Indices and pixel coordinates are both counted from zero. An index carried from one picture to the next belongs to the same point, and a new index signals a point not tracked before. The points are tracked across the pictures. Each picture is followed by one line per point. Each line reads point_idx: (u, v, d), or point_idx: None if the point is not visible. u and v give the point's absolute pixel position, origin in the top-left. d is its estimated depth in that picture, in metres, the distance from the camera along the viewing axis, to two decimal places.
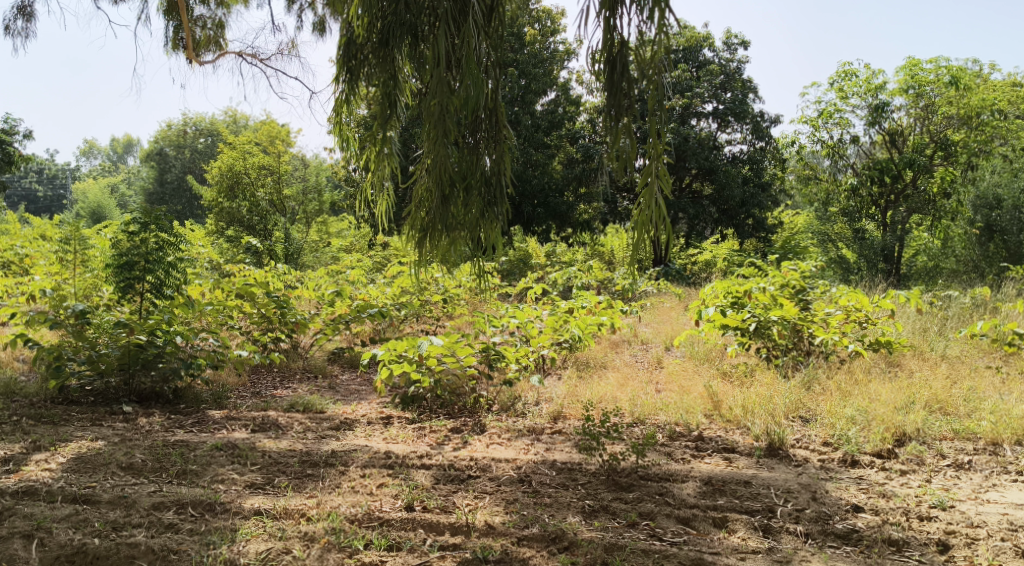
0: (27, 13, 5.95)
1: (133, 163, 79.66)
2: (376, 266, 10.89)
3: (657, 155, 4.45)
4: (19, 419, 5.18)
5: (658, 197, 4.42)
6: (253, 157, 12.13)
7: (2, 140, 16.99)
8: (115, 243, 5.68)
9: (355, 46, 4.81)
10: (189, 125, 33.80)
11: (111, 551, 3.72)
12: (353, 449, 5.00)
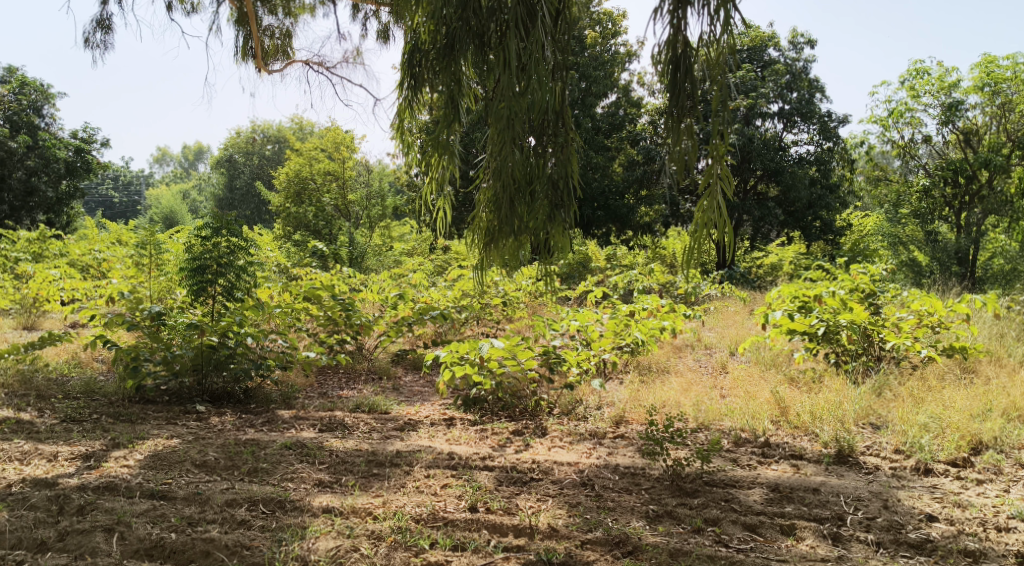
0: (106, 27, 6.13)
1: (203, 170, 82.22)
2: (437, 269, 11.02)
3: (720, 156, 4.35)
4: (99, 417, 5.40)
5: (720, 199, 4.34)
6: (319, 164, 13.29)
7: (82, 148, 17.75)
8: (189, 247, 5.90)
9: (420, 52, 4.92)
10: (257, 132, 34.83)
11: (187, 546, 3.84)
12: (418, 449, 5.07)
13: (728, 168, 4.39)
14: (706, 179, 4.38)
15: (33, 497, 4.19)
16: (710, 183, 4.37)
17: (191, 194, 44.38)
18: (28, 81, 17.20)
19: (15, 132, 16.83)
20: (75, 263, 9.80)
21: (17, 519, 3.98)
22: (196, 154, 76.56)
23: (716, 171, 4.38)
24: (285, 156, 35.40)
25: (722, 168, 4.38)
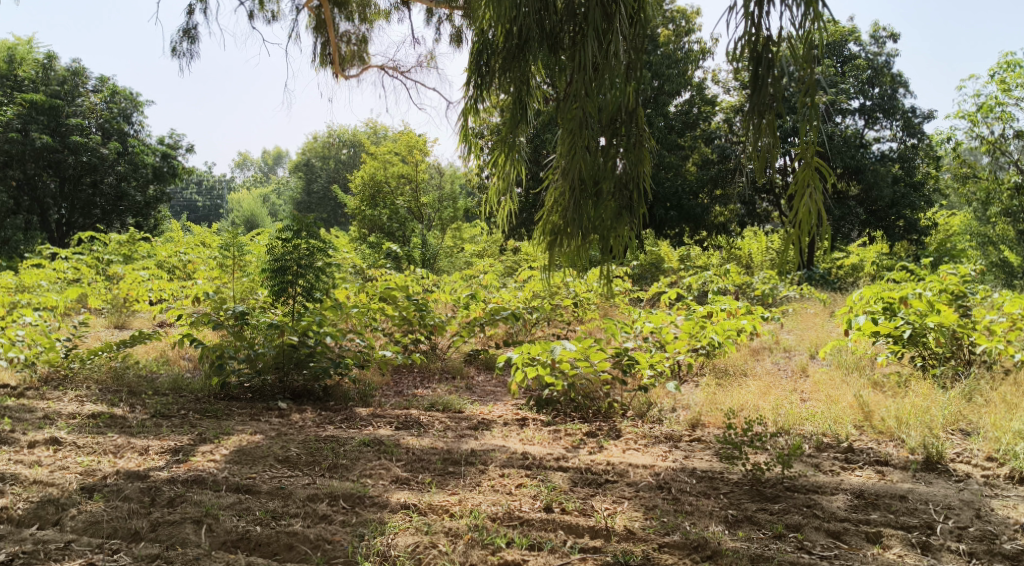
0: (193, 36, 6.35)
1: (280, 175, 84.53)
2: (507, 270, 11.09)
3: (811, 152, 4.31)
4: (186, 413, 5.61)
5: (813, 197, 4.30)
6: (392, 167, 13.43)
7: (168, 154, 18.45)
8: (271, 249, 6.10)
9: (491, 52, 4.89)
10: (333, 138, 35.80)
11: (272, 539, 3.95)
12: (492, 448, 5.11)
13: (819, 163, 4.36)
14: (799, 177, 4.34)
15: (126, 488, 4.36)
16: (804, 180, 4.33)
17: (269, 198, 45.72)
18: (119, 90, 17.94)
19: (107, 138, 17.57)
20: (163, 265, 10.21)
21: (112, 509, 4.14)
22: (274, 158, 79.06)
23: (809, 167, 4.35)
24: (359, 160, 36.28)
25: (814, 164, 4.34)
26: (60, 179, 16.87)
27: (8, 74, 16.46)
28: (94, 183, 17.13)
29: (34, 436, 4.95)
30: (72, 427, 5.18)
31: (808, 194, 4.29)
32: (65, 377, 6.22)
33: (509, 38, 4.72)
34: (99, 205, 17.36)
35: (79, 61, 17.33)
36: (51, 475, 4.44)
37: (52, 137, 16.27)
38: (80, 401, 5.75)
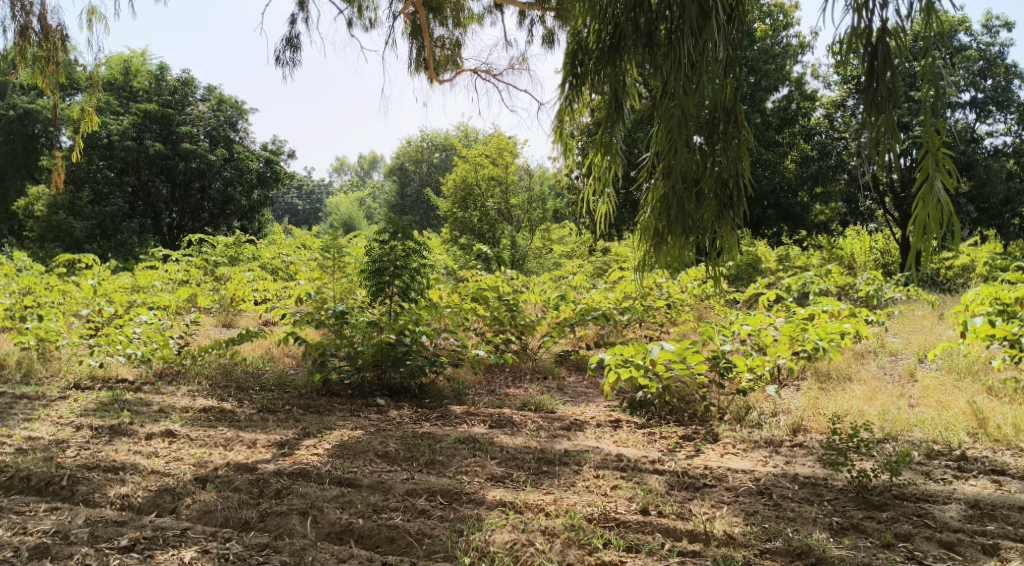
0: (295, 46, 6.59)
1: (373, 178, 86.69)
2: (598, 271, 11.09)
3: (936, 144, 4.10)
4: (291, 408, 5.84)
5: (942, 193, 4.10)
6: (483, 169, 13.47)
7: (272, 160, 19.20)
8: (369, 250, 6.25)
9: (584, 52, 4.88)
10: (426, 141, 36.62)
11: (374, 531, 4.04)
12: (586, 449, 5.11)
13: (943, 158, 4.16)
14: (921, 172, 4.15)
15: (236, 479, 4.52)
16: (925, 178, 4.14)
17: (364, 201, 47.01)
18: (225, 98, 18.74)
19: (215, 146, 18.36)
20: (266, 266, 10.65)
21: (224, 499, 4.29)
22: (369, 163, 81.34)
23: (932, 163, 4.15)
24: (451, 163, 36.94)
25: (938, 159, 4.14)
26: (171, 185, 17.79)
27: (124, 85, 17.46)
28: (202, 188, 18.01)
29: (151, 428, 5.23)
30: (185, 420, 5.45)
31: (935, 192, 4.09)
32: (177, 372, 6.63)
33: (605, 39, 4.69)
34: (207, 209, 18.29)
35: (189, 71, 18.20)
36: (166, 465, 4.66)
37: (164, 144, 17.14)
38: (192, 395, 6.07)
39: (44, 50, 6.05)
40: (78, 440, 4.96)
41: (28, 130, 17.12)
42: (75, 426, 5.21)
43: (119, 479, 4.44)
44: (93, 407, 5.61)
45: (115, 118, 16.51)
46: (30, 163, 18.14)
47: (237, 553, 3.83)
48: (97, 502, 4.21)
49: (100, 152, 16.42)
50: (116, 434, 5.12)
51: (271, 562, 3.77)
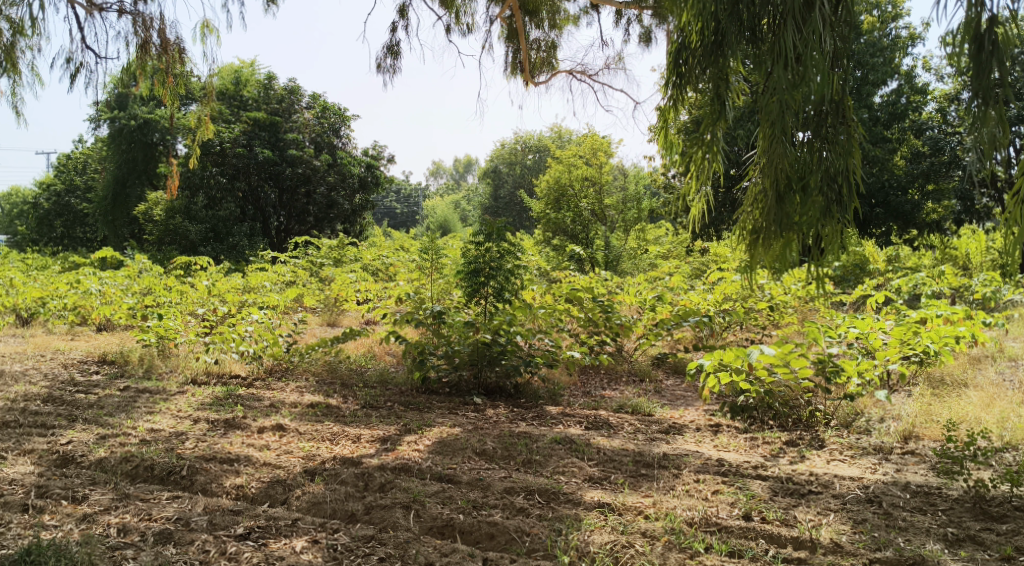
0: (395, 52, 6.77)
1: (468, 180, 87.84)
2: (696, 273, 10.97)
3: None
4: (392, 405, 6.04)
5: None
6: (577, 170, 13.67)
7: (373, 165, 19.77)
8: (465, 251, 6.38)
9: (687, 51, 4.77)
10: (521, 143, 37.05)
11: (475, 527, 4.08)
12: (685, 453, 5.06)
13: None
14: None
15: (343, 473, 4.68)
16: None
17: (460, 203, 47.80)
18: (329, 106, 19.31)
19: (319, 151, 19.01)
20: (368, 267, 11.01)
21: (332, 491, 4.43)
22: (465, 166, 82.56)
23: None
24: (546, 164, 37.18)
25: None
26: (278, 190, 18.58)
27: (235, 94, 18.27)
28: (307, 193, 18.73)
29: (262, 422, 5.49)
30: (293, 415, 5.70)
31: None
32: (286, 369, 7.01)
33: (705, 36, 4.61)
34: (312, 213, 19.00)
35: (295, 80, 18.90)
36: (278, 458, 4.87)
37: (272, 150, 17.88)
38: (300, 391, 6.37)
39: (162, 63, 6.40)
40: (197, 432, 5.25)
41: (147, 139, 18.50)
42: (193, 419, 5.52)
43: (234, 470, 4.66)
44: (209, 401, 5.94)
45: (227, 126, 17.35)
46: (149, 170, 19.19)
47: (345, 544, 3.91)
48: (214, 492, 4.41)
49: (213, 159, 17.15)
50: (231, 427, 5.40)
51: (377, 554, 3.83)
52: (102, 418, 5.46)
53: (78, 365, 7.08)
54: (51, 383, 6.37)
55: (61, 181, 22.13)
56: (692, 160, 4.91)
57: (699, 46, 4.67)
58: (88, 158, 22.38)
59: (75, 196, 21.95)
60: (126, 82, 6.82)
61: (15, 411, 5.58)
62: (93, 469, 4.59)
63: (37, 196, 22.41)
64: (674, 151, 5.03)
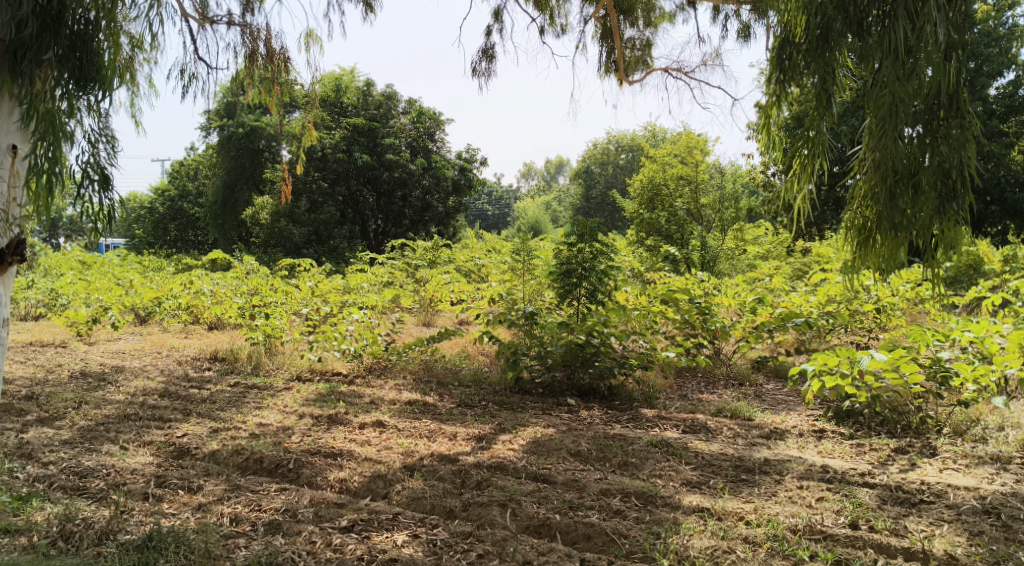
0: (490, 56, 6.84)
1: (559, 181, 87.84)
2: (797, 274, 10.67)
3: None
4: (487, 404, 6.12)
5: None
6: (671, 169, 13.86)
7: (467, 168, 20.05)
8: (557, 252, 6.38)
9: (792, 46, 4.59)
10: (613, 143, 36.84)
11: (571, 528, 4.06)
12: (787, 459, 4.93)
13: None
14: None
15: (440, 470, 4.75)
16: None
17: (551, 204, 48.10)
18: (424, 111, 19.65)
19: (414, 156, 19.39)
20: (461, 269, 11.20)
21: (431, 487, 4.51)
22: (557, 167, 82.87)
23: None
24: (638, 165, 36.78)
25: None
26: (376, 194, 19.07)
27: (336, 101, 18.84)
28: (404, 196, 19.16)
29: (363, 418, 5.65)
30: (392, 412, 5.84)
31: None
32: (384, 367, 7.19)
33: (810, 30, 4.42)
34: (408, 216, 19.43)
35: (392, 86, 19.36)
36: (378, 453, 5.00)
37: (370, 156, 18.38)
38: (397, 389, 6.53)
39: (269, 72, 6.59)
40: (301, 427, 5.45)
41: (253, 146, 19.31)
42: (298, 414, 5.73)
43: (337, 465, 4.81)
44: (313, 398, 6.16)
45: (328, 132, 18.03)
46: (255, 175, 20.03)
47: (444, 540, 3.95)
48: (319, 485, 4.55)
49: (315, 165, 18.03)
50: (333, 423, 5.57)
51: (475, 551, 3.86)
52: (214, 413, 5.73)
53: (192, 361, 7.45)
54: (168, 379, 6.74)
55: (175, 187, 23.38)
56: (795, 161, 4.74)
57: (803, 43, 4.50)
58: (199, 164, 23.54)
59: (187, 201, 23.13)
60: (235, 92, 7.09)
61: (135, 405, 5.92)
62: (207, 461, 4.82)
63: (153, 201, 23.75)
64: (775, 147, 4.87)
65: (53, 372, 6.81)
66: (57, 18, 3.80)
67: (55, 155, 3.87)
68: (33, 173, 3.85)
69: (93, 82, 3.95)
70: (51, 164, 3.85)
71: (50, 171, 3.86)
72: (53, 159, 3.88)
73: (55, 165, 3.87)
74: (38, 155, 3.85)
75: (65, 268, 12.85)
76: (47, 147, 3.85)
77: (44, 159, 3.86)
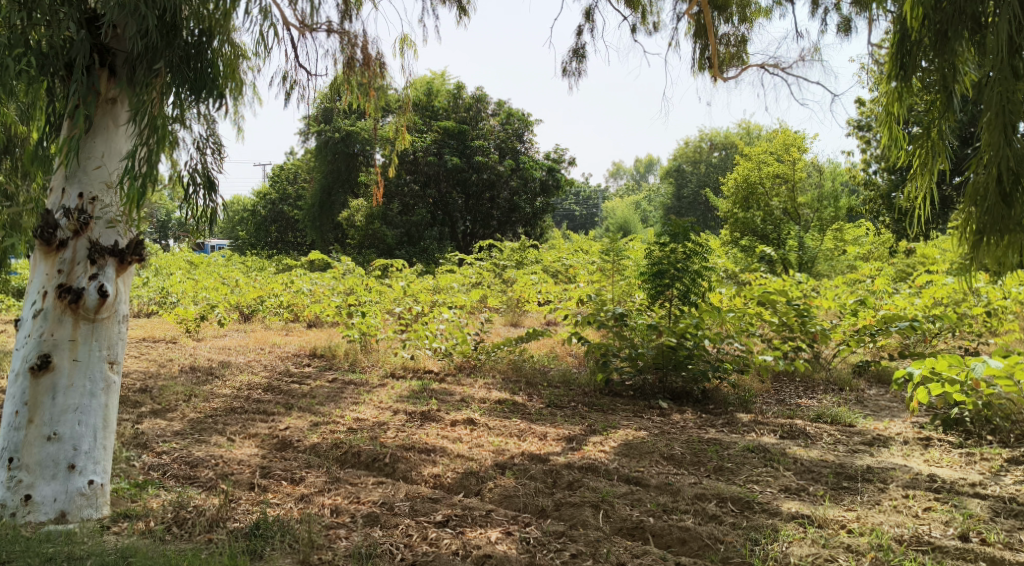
0: (581, 56, 6.81)
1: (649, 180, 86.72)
2: (900, 274, 10.29)
3: None
4: (577, 405, 6.12)
5: None
6: (767, 168, 13.83)
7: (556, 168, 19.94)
8: (649, 253, 6.30)
9: (910, 41, 4.35)
10: (705, 141, 36.16)
11: (666, 531, 4.01)
12: (891, 467, 4.75)
13: None
14: None
15: (532, 469, 4.77)
16: None
17: (641, 203, 47.74)
18: (514, 112, 19.77)
19: (503, 157, 19.52)
20: (548, 269, 11.26)
21: (523, 486, 4.53)
22: (646, 167, 82.11)
23: None
24: (731, 163, 35.95)
25: None
26: (465, 196, 19.30)
27: (427, 105, 19.19)
28: (493, 198, 19.34)
29: (455, 415, 5.74)
30: (483, 410, 5.92)
31: None
32: (474, 366, 7.28)
33: (928, 26, 4.22)
34: (496, 217, 19.58)
35: (482, 88, 19.57)
36: (470, 451, 5.06)
37: (460, 158, 18.66)
38: (488, 388, 6.61)
39: (365, 77, 6.73)
40: (396, 422, 5.57)
41: (349, 150, 19.87)
42: (393, 410, 5.87)
43: (432, 460, 4.90)
44: (407, 394, 6.30)
45: (419, 136, 18.50)
46: (350, 178, 20.60)
47: (537, 538, 3.96)
48: (414, 479, 4.65)
49: (407, 168, 18.52)
50: (427, 419, 5.69)
51: (568, 550, 3.85)
52: (314, 407, 5.93)
53: (292, 358, 7.73)
54: (271, 374, 7.02)
55: (275, 190, 24.31)
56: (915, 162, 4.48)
57: (921, 36, 4.26)
58: (297, 168, 24.39)
59: (286, 204, 23.99)
60: (332, 97, 7.27)
61: (241, 398, 6.18)
62: (308, 453, 4.99)
63: (255, 204, 24.77)
64: (891, 146, 4.64)
65: (166, 366, 7.19)
66: (172, 31, 3.96)
67: (152, 160, 3.86)
68: (127, 177, 3.84)
69: (204, 91, 4.06)
70: (147, 168, 3.83)
71: (145, 175, 3.85)
72: (151, 164, 3.88)
73: (151, 170, 3.85)
74: (137, 159, 3.87)
75: (175, 268, 13.57)
76: (147, 152, 3.88)
77: (142, 163, 3.87)
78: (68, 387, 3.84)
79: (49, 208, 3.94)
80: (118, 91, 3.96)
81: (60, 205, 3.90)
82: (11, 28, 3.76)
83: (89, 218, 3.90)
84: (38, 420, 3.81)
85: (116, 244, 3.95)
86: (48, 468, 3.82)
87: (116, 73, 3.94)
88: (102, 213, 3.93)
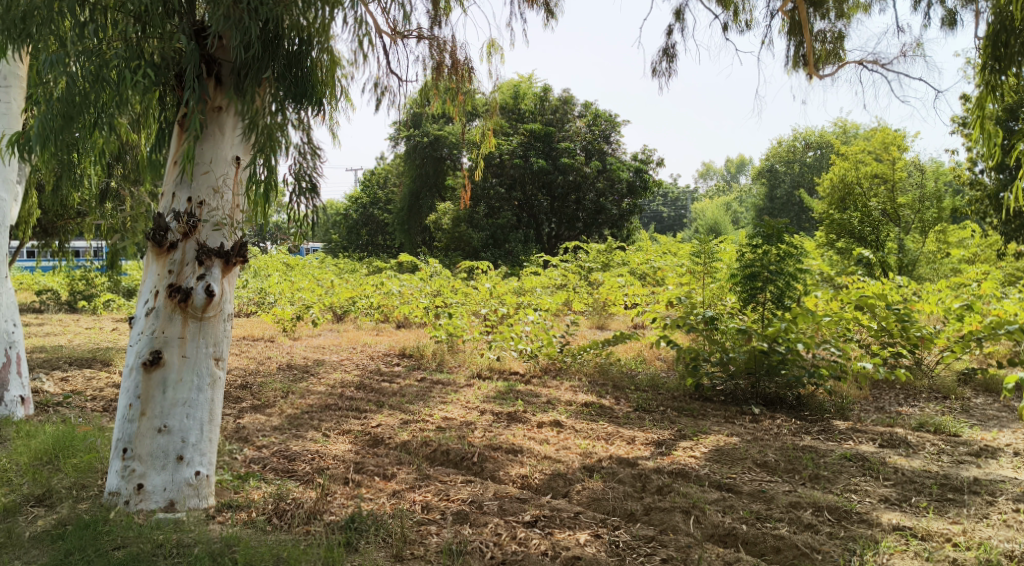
0: (671, 55, 6.68)
1: (740, 180, 84.79)
2: (1009, 277, 9.79)
3: None
4: (666, 409, 6.05)
5: None
6: (866, 168, 13.84)
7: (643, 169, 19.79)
8: (741, 255, 6.16)
9: (1009, 32, 4.30)
10: (799, 140, 35.20)
11: (759, 539, 3.91)
12: (1001, 479, 4.52)
13: None
14: None
15: (620, 473, 4.74)
16: None
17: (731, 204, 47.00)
18: (600, 114, 19.68)
19: (589, 159, 19.46)
20: (635, 272, 11.20)
21: (612, 489, 4.51)
22: (736, 167, 80.51)
23: None
24: (827, 162, 34.82)
25: None
26: (551, 198, 19.36)
27: (513, 108, 19.44)
28: (578, 200, 19.29)
29: (541, 417, 5.76)
30: (570, 412, 5.93)
31: None
32: (560, 368, 7.33)
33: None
34: (582, 218, 19.48)
35: (569, 90, 19.59)
36: (557, 452, 5.08)
37: (546, 160, 18.80)
38: (574, 390, 6.62)
39: (453, 82, 6.79)
40: (483, 422, 5.64)
41: (436, 154, 20.22)
42: (481, 410, 5.95)
43: (519, 461, 4.94)
44: (493, 395, 6.37)
45: (506, 139, 18.74)
46: (438, 182, 20.94)
47: (626, 542, 3.94)
48: (502, 479, 4.68)
49: (493, 171, 18.80)
50: (514, 420, 5.73)
51: (659, 555, 3.81)
52: (404, 405, 6.06)
53: (383, 357, 7.93)
54: (363, 372, 7.21)
55: (366, 194, 24.97)
56: (1012, 155, 4.42)
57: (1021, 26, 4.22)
58: (388, 173, 24.97)
59: (377, 207, 24.60)
60: (422, 103, 7.40)
61: (335, 395, 6.38)
62: (399, 450, 5.11)
63: (347, 207, 25.52)
64: (988, 140, 4.60)
65: (264, 364, 7.48)
66: (274, 42, 4.15)
67: (271, 168, 4.29)
68: (251, 184, 4.30)
69: (306, 99, 4.31)
70: (269, 177, 4.30)
71: (267, 183, 4.32)
72: (269, 171, 4.31)
73: (271, 178, 4.30)
74: (257, 167, 4.30)
75: (273, 270, 14.14)
76: (264, 160, 4.27)
77: (262, 170, 4.31)
78: (178, 381, 4.05)
79: (160, 210, 4.16)
80: (225, 99, 4.14)
81: (170, 208, 4.11)
82: (126, 39, 3.95)
83: (197, 222, 4.10)
84: (150, 412, 4.02)
85: (222, 246, 4.15)
86: (158, 459, 4.03)
87: (222, 82, 4.12)
88: (209, 216, 4.12)
